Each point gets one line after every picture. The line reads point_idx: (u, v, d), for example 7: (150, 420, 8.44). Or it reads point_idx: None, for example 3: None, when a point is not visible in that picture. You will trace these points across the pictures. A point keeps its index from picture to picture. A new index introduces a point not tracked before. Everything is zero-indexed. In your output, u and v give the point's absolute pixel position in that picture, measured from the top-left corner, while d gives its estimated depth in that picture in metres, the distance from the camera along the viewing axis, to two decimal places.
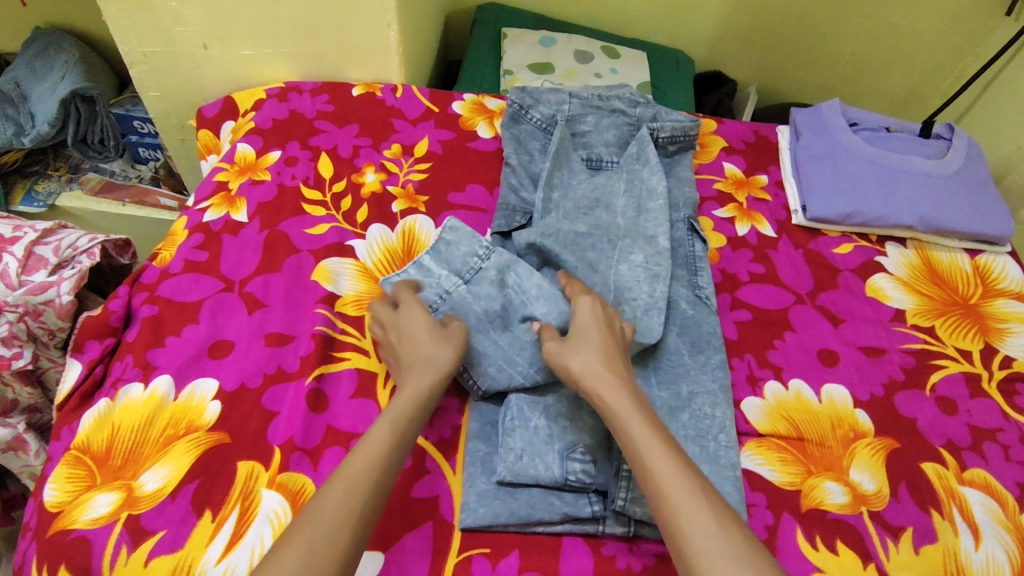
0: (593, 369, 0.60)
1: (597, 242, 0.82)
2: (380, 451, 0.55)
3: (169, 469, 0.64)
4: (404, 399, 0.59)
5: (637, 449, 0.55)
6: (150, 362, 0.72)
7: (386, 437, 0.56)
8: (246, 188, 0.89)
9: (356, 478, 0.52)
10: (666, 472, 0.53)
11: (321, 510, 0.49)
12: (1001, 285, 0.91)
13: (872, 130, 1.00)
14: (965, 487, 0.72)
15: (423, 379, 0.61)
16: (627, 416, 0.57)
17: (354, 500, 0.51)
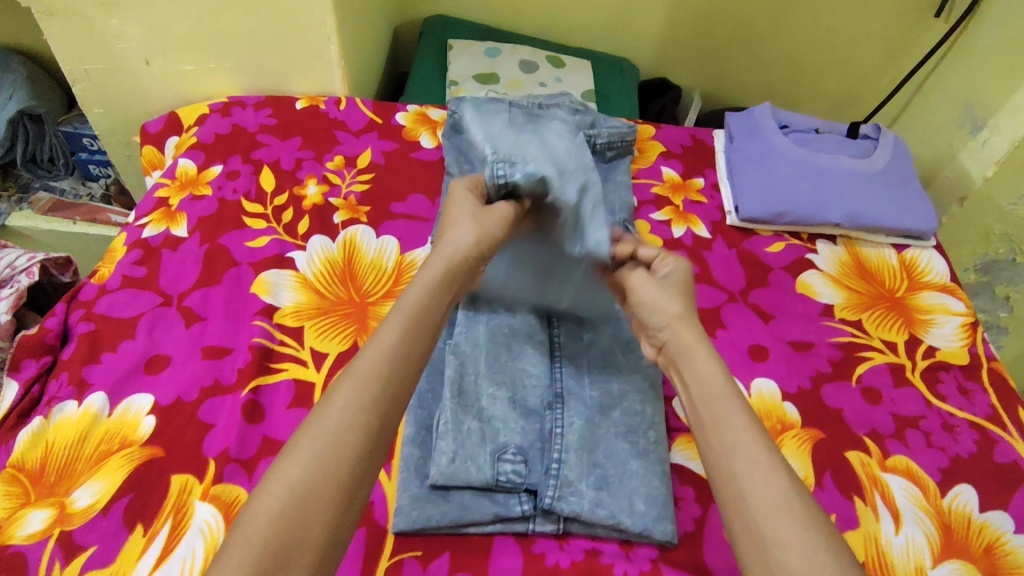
0: (688, 335, 0.70)
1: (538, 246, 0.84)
2: (389, 346, 0.57)
3: (102, 484, 0.65)
4: (426, 277, 0.66)
5: (715, 402, 0.62)
6: (85, 379, 0.72)
7: (397, 330, 0.59)
8: (186, 203, 0.90)
9: (367, 367, 0.55)
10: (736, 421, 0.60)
11: (334, 401, 0.52)
12: (926, 278, 0.95)
13: (802, 133, 1.03)
14: (888, 473, 0.74)
15: (441, 260, 0.68)
16: (711, 373, 0.65)
17: (367, 391, 0.53)
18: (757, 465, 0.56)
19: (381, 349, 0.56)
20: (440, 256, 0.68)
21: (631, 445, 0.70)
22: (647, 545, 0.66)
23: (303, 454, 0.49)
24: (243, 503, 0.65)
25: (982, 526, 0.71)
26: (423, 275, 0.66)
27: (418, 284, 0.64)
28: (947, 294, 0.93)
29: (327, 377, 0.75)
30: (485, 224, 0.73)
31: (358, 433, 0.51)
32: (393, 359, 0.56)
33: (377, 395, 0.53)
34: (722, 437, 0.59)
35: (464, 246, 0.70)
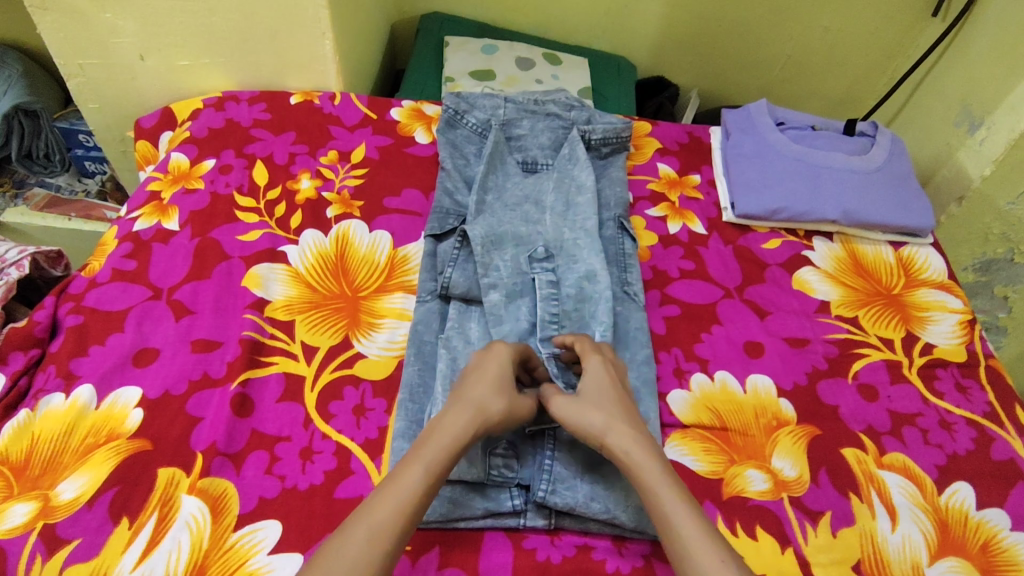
0: (611, 422, 0.63)
1: (534, 251, 0.83)
2: (409, 495, 0.55)
3: (87, 477, 0.64)
4: (444, 439, 0.59)
5: (655, 495, 0.58)
6: (73, 372, 0.71)
7: (418, 482, 0.56)
8: (178, 197, 0.90)
9: (383, 520, 0.53)
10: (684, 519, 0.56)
11: (345, 549, 0.51)
12: (924, 275, 0.94)
13: (798, 129, 1.03)
14: (884, 470, 0.73)
15: (466, 424, 0.60)
16: (639, 458, 0.60)
17: (377, 544, 0.52)
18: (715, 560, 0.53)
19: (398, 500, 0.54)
20: (465, 421, 0.60)
21: None
22: (640, 541, 0.65)
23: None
24: (231, 497, 0.64)
25: (979, 524, 0.70)
26: (439, 430, 0.59)
27: (434, 446, 0.58)
28: (945, 292, 0.92)
29: (317, 370, 0.74)
30: (518, 401, 0.65)
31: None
32: (408, 512, 0.54)
33: (390, 548, 0.52)
34: (672, 537, 0.55)
35: (490, 417, 0.62)
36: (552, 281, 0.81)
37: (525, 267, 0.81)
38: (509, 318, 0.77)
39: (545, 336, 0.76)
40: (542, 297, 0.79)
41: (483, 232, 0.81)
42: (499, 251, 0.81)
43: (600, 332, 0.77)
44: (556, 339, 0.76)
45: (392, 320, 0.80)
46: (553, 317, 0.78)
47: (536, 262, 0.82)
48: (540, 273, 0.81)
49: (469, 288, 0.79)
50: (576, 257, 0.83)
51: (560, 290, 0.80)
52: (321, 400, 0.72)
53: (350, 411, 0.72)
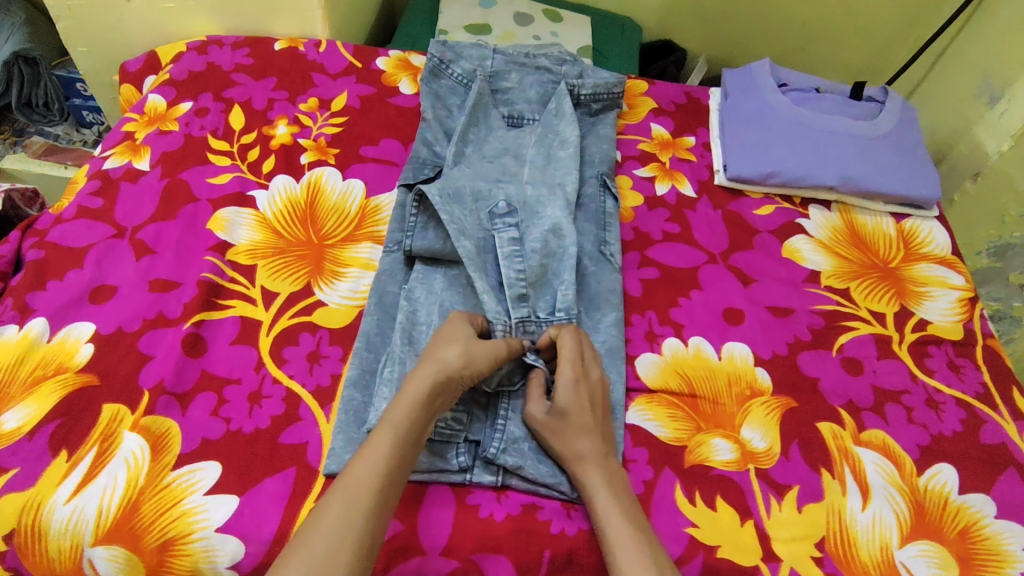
0: (578, 447, 0.60)
1: (495, 207, 0.76)
2: (377, 459, 0.54)
3: (31, 408, 0.63)
4: (405, 401, 0.57)
5: (598, 524, 0.57)
6: (29, 305, 0.70)
7: (388, 445, 0.55)
8: (152, 137, 0.88)
9: (359, 487, 0.52)
10: (625, 549, 0.54)
11: (323, 521, 0.50)
12: (926, 249, 0.89)
13: (801, 91, 0.98)
14: (861, 447, 0.69)
15: (423, 381, 0.58)
16: (596, 487, 0.58)
17: (355, 512, 0.51)
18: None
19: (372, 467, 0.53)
20: (422, 378, 0.58)
21: None
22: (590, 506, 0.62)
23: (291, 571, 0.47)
24: (172, 436, 0.62)
25: (960, 509, 0.66)
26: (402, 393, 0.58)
27: (399, 408, 0.57)
28: (946, 268, 0.87)
29: (275, 316, 0.72)
30: (475, 348, 0.62)
31: (347, 554, 0.49)
32: (379, 481, 0.53)
33: (366, 516, 0.51)
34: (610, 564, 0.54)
35: (448, 367, 0.59)
36: (515, 238, 0.75)
37: (486, 225, 0.75)
38: (483, 276, 0.71)
39: (512, 295, 0.70)
40: (504, 256, 0.73)
41: (439, 187, 0.75)
42: (461, 204, 0.75)
43: (563, 292, 0.72)
44: (525, 298, 0.71)
45: (358, 270, 0.78)
46: (519, 275, 0.72)
47: (498, 217, 0.76)
48: (502, 231, 0.75)
49: (434, 246, 0.74)
50: (540, 212, 0.78)
51: (524, 246, 0.74)
52: (275, 345, 0.70)
53: (304, 357, 0.69)
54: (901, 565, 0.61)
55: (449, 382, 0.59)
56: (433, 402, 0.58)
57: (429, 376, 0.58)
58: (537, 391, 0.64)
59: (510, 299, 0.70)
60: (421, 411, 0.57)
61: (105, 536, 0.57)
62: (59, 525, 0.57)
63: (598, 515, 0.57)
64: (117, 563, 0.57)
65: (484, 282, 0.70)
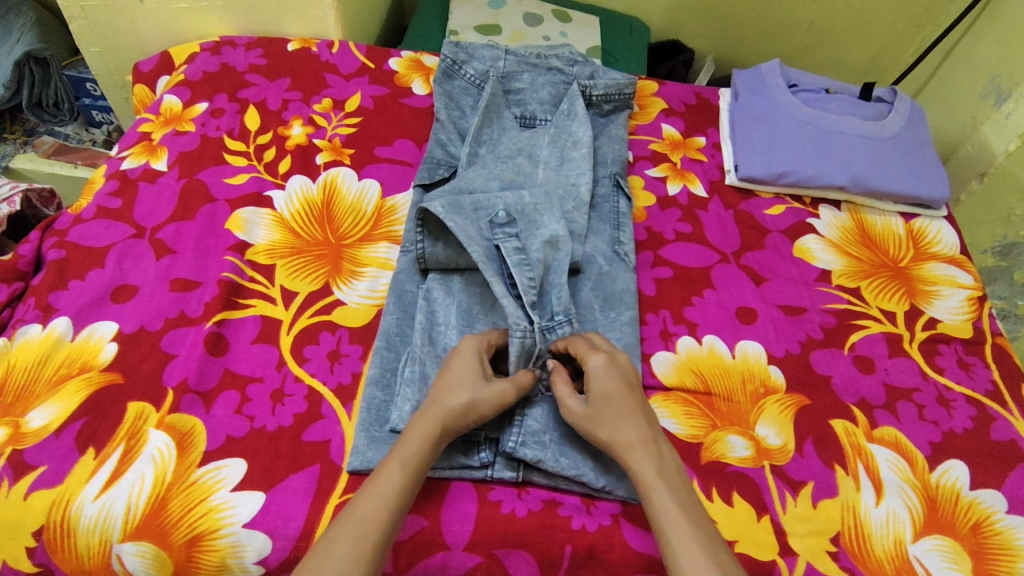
0: (622, 436, 0.59)
1: (495, 218, 0.75)
2: (387, 495, 0.53)
3: (57, 407, 0.63)
4: (412, 442, 0.57)
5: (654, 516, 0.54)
6: (52, 304, 0.71)
7: (397, 481, 0.54)
8: (169, 138, 0.89)
9: (368, 521, 0.52)
10: (685, 543, 0.52)
11: (332, 551, 0.50)
12: (934, 248, 0.90)
13: (811, 92, 0.99)
14: (874, 444, 0.70)
15: (428, 426, 0.57)
16: (647, 476, 0.56)
17: (364, 545, 0.51)
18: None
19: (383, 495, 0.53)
20: (427, 422, 0.58)
21: None
22: (608, 501, 0.63)
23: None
24: (197, 434, 0.63)
25: (971, 504, 0.67)
26: (408, 434, 0.57)
27: (410, 447, 0.56)
28: (955, 267, 0.88)
29: (295, 315, 0.73)
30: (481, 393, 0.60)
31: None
32: (392, 510, 0.53)
33: (375, 549, 0.51)
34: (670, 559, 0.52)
35: (448, 413, 0.58)
36: (518, 248, 0.73)
37: (486, 236, 0.74)
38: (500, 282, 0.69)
39: (528, 303, 0.69)
40: (513, 265, 0.71)
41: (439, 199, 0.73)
42: (461, 212, 0.74)
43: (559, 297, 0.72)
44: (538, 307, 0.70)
45: (375, 269, 0.78)
46: (532, 283, 0.71)
47: (498, 227, 0.74)
48: (504, 240, 0.73)
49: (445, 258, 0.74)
50: (537, 222, 0.77)
51: (528, 256, 0.73)
52: (296, 344, 0.71)
53: (325, 356, 0.70)
54: (914, 559, 0.62)
55: (452, 430, 0.58)
56: (442, 441, 0.58)
57: (435, 422, 0.58)
58: (564, 387, 0.63)
59: (528, 305, 0.69)
60: (429, 449, 0.57)
61: (134, 532, 0.58)
62: (87, 522, 0.58)
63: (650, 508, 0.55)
64: (146, 559, 0.58)
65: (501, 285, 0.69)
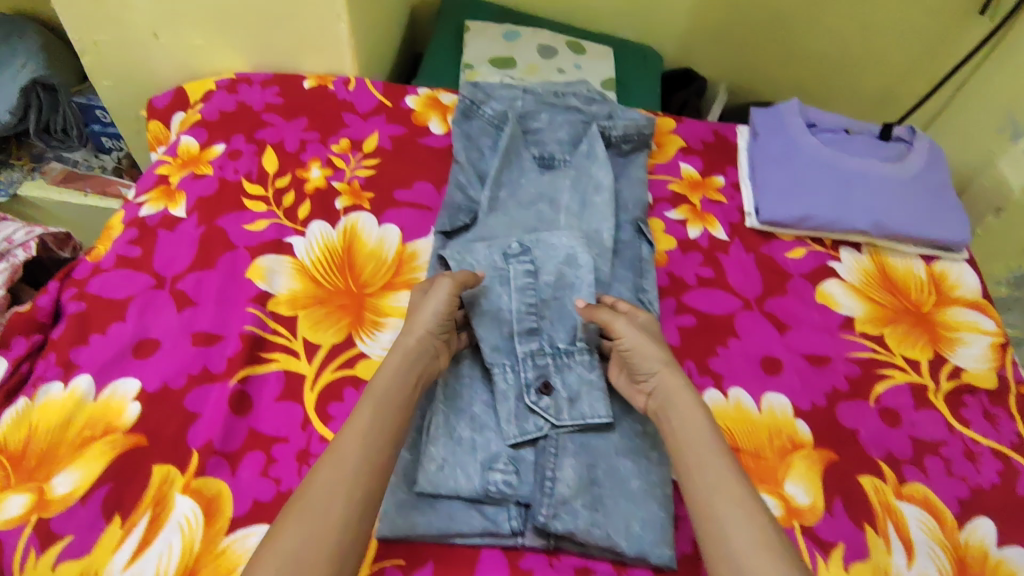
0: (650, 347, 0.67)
1: (510, 247, 0.78)
2: (361, 428, 0.56)
3: (82, 472, 0.63)
4: (383, 380, 0.61)
5: (678, 418, 0.62)
6: (73, 361, 0.70)
7: (368, 417, 0.57)
8: (186, 182, 0.88)
9: (347, 452, 0.54)
10: (701, 440, 0.59)
11: (314, 481, 0.53)
12: (956, 292, 0.90)
13: (830, 132, 0.98)
14: (903, 501, 0.70)
15: (393, 358, 0.63)
16: (672, 386, 0.64)
17: (344, 474, 0.53)
18: (750, 534, 0.52)
19: (356, 435, 0.56)
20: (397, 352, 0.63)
21: (632, 463, 0.67)
22: (641, 567, 0.62)
23: (290, 531, 0.49)
24: (225, 499, 0.62)
25: (1001, 565, 0.67)
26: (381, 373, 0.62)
27: (380, 382, 0.60)
28: (977, 312, 0.88)
29: (319, 370, 0.72)
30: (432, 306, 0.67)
31: (338, 508, 0.51)
32: (365, 438, 0.56)
33: (352, 479, 0.53)
34: (695, 456, 0.59)
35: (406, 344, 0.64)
36: (530, 271, 0.76)
37: (501, 266, 0.77)
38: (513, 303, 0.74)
39: (524, 330, 0.72)
40: (517, 288, 0.75)
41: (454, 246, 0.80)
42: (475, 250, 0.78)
43: (581, 319, 0.73)
44: (535, 332, 0.73)
45: (397, 319, 0.78)
46: (529, 309, 0.74)
47: (512, 257, 0.77)
48: (516, 267, 0.76)
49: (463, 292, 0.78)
50: (553, 243, 0.78)
51: (538, 280, 0.76)
52: (321, 401, 0.70)
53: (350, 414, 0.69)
54: None
55: (413, 350, 0.64)
56: (412, 368, 0.63)
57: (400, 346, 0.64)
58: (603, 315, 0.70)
59: (519, 335, 0.72)
60: (396, 377, 0.61)
61: None
62: None
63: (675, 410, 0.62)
64: None
65: (495, 331, 0.73)
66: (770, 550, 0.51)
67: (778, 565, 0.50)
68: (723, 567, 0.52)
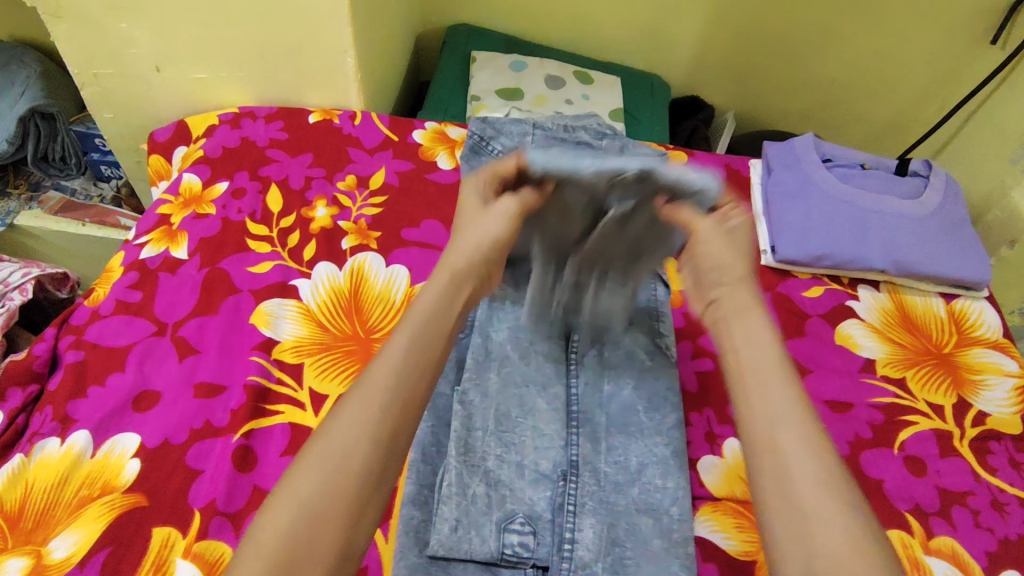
0: (728, 266, 0.62)
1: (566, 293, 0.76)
2: (398, 358, 0.50)
3: (80, 534, 0.60)
4: (430, 299, 0.55)
5: (747, 335, 0.56)
6: (70, 415, 0.68)
7: (404, 348, 0.50)
8: (188, 222, 0.85)
9: (379, 378, 0.48)
10: (770, 365, 0.53)
11: (342, 414, 0.46)
12: (978, 332, 0.87)
13: (845, 168, 0.97)
14: (932, 557, 0.67)
15: (441, 277, 0.57)
16: (745, 304, 0.58)
17: (373, 411, 0.46)
18: (810, 476, 0.47)
19: (392, 363, 0.49)
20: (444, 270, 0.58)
21: (652, 521, 0.63)
22: None
23: (308, 476, 0.43)
24: (228, 564, 0.59)
25: None
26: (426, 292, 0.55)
27: (421, 305, 0.54)
28: (1000, 353, 0.85)
29: (325, 422, 0.70)
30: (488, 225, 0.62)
31: (364, 447, 0.45)
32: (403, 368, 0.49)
33: (383, 414, 0.46)
34: (763, 382, 0.53)
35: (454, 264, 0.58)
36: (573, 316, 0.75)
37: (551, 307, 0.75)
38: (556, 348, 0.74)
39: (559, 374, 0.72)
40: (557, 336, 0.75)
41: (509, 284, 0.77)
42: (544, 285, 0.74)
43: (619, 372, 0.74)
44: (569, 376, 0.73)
45: None
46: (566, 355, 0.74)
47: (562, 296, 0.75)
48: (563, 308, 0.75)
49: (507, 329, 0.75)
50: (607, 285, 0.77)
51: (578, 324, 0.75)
52: None
53: None
54: None
55: (465, 271, 0.58)
56: (458, 291, 0.57)
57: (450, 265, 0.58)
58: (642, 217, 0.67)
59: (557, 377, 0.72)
60: (441, 300, 0.55)
61: None
62: None
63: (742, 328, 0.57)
64: None
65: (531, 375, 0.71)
66: (835, 493, 0.46)
67: (848, 514, 0.45)
68: (779, 507, 0.47)
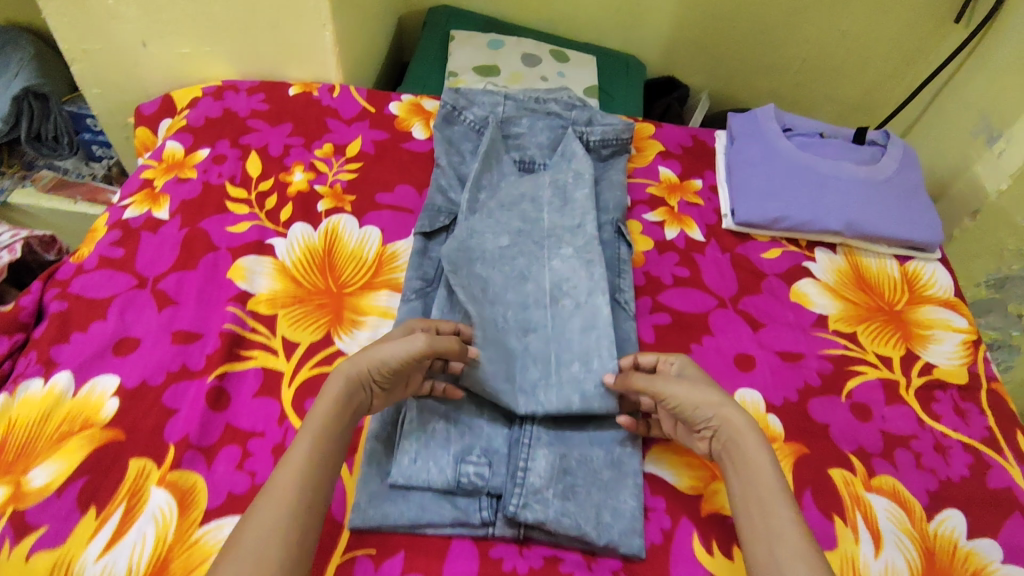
0: (734, 419, 0.63)
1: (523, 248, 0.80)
2: (303, 463, 0.55)
3: (59, 464, 0.63)
4: (324, 411, 0.59)
5: (750, 476, 0.59)
6: (53, 358, 0.71)
7: (305, 450, 0.56)
8: (171, 185, 0.89)
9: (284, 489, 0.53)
10: (771, 495, 0.57)
11: (251, 520, 0.51)
12: (929, 291, 0.91)
13: (805, 136, 1.00)
14: (872, 494, 0.70)
15: (334, 386, 0.60)
16: (752, 455, 0.60)
17: (284, 513, 0.52)
18: None
19: (291, 478, 0.54)
20: (341, 379, 0.60)
21: (605, 454, 0.68)
22: (611, 557, 0.63)
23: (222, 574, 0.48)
24: (199, 491, 0.63)
25: (969, 555, 0.67)
26: (320, 403, 0.59)
27: (317, 417, 0.58)
28: (950, 310, 0.89)
29: (296, 366, 0.73)
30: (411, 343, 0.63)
31: (274, 546, 0.50)
32: (305, 478, 0.55)
33: (286, 523, 0.52)
34: (762, 518, 0.56)
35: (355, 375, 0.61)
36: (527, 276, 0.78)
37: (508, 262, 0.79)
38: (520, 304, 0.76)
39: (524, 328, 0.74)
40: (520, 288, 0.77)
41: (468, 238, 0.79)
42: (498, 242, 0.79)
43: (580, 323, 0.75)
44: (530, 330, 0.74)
45: (376, 318, 0.79)
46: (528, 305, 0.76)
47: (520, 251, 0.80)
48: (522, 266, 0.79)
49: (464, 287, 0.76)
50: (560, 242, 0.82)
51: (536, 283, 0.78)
52: (298, 397, 0.71)
53: None
54: None
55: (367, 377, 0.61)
56: (349, 402, 0.60)
57: (342, 374, 0.60)
58: None
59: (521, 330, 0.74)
60: (334, 422, 0.59)
61: None
62: None
63: (749, 481, 0.59)
64: None
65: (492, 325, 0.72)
66: None
67: None
68: None
